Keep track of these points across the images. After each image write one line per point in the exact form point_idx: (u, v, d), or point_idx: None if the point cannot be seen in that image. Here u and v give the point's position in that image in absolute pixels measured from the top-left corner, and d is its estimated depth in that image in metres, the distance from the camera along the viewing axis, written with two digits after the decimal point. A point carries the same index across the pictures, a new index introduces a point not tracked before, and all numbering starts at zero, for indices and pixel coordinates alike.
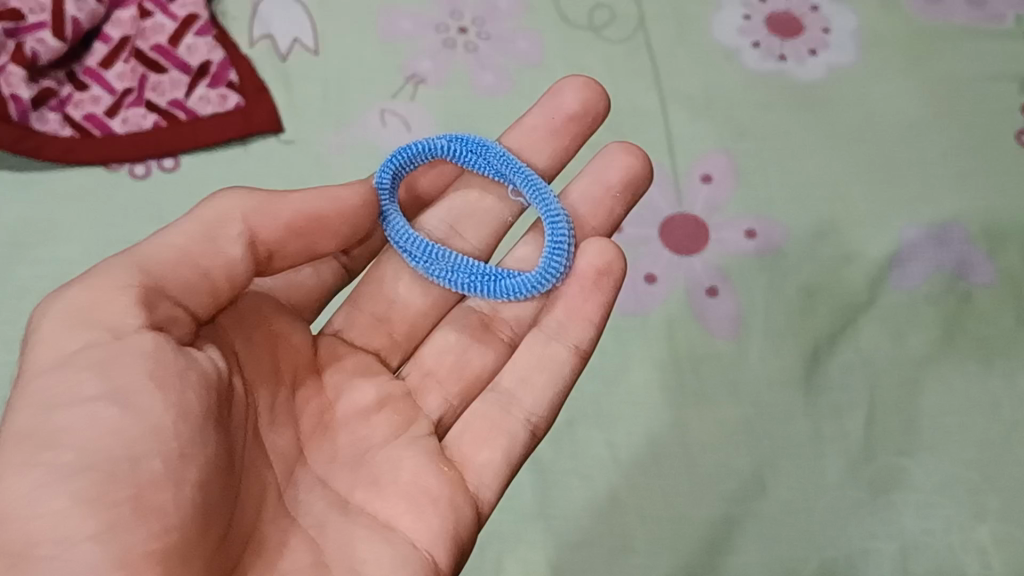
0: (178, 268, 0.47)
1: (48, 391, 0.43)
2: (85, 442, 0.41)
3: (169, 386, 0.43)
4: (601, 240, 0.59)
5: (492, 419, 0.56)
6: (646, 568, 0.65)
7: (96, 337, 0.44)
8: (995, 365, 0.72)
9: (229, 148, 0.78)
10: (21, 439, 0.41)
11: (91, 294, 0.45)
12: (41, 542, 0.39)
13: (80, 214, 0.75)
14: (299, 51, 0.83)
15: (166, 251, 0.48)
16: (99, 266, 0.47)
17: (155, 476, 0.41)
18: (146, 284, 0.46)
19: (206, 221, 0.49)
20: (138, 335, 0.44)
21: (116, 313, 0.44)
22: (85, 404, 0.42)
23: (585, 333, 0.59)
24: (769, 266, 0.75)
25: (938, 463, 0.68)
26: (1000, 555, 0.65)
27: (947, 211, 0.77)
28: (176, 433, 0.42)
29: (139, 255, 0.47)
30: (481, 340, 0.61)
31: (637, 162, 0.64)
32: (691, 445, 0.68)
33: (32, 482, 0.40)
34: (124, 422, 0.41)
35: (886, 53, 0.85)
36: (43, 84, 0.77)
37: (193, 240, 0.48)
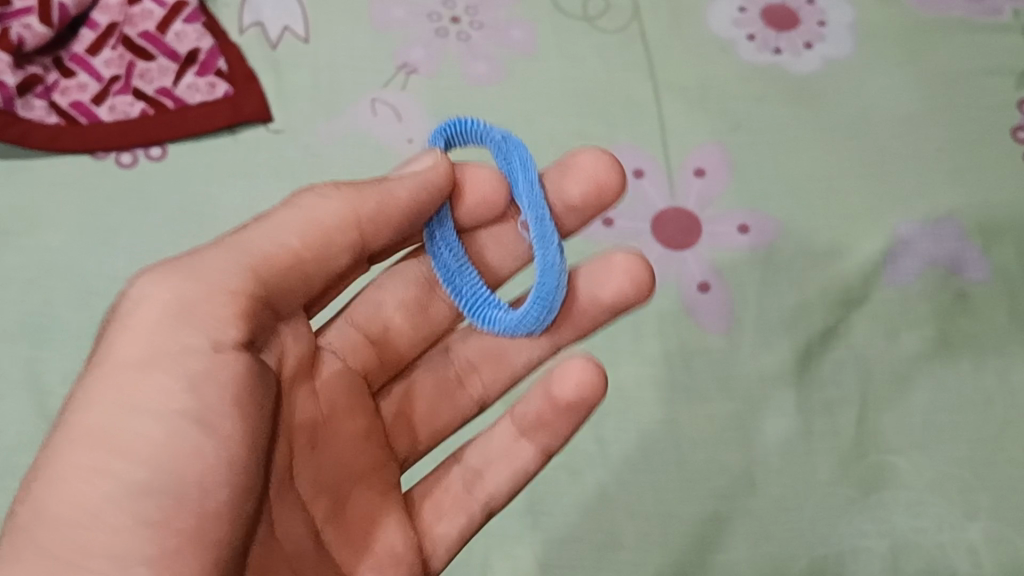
0: (287, 265, 0.50)
1: (135, 390, 0.44)
2: (163, 460, 0.43)
3: (252, 416, 0.46)
4: (582, 365, 0.57)
5: (454, 493, 0.59)
6: (634, 566, 0.64)
7: (196, 345, 0.45)
8: (988, 362, 0.71)
9: (218, 137, 0.77)
10: (98, 437, 0.44)
11: (193, 291, 0.46)
12: (96, 555, 0.42)
13: (67, 202, 0.74)
14: (289, 39, 0.82)
15: (270, 241, 0.49)
16: (201, 257, 0.48)
17: (217, 508, 0.44)
18: (251, 292, 0.48)
19: (315, 213, 0.51)
20: (224, 356, 0.45)
21: (218, 322, 0.46)
22: (172, 418, 0.44)
23: (553, 441, 0.59)
24: (762, 261, 0.74)
25: (929, 462, 0.68)
26: (992, 555, 0.64)
27: (942, 206, 0.76)
28: (242, 464, 0.45)
29: (249, 252, 0.49)
30: (454, 389, 0.62)
31: (630, 292, 0.59)
32: (681, 441, 0.68)
33: (98, 492, 0.43)
34: (207, 448, 0.44)
35: (882, 46, 0.84)
36: (29, 71, 0.75)
37: (307, 236, 0.50)
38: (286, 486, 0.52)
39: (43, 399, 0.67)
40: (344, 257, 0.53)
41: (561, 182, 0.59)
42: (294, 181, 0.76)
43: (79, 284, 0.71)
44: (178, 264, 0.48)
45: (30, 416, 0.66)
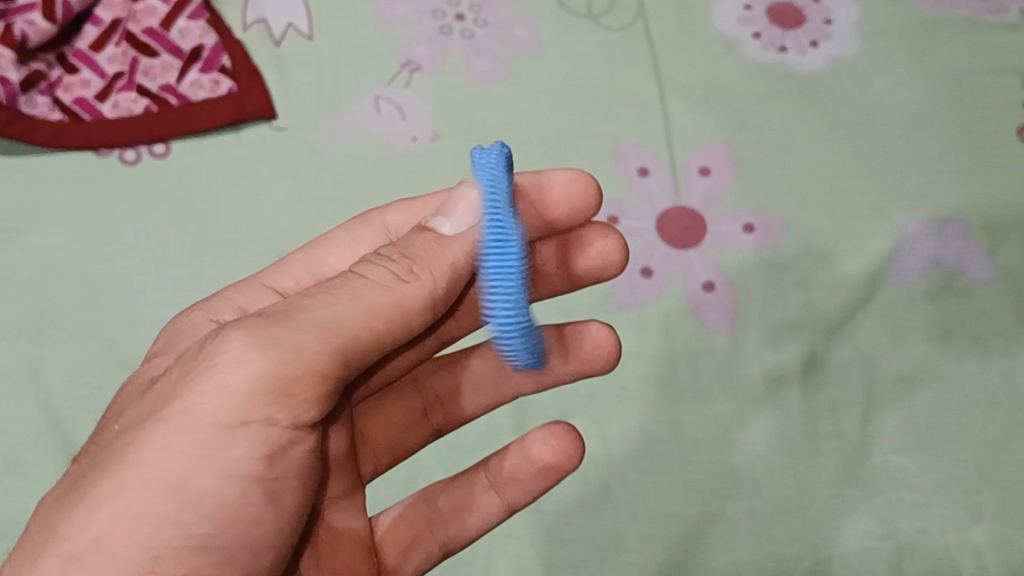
0: (370, 349, 0.44)
1: (214, 452, 0.42)
2: (227, 524, 0.44)
3: (305, 481, 0.46)
4: (560, 430, 0.59)
5: (415, 528, 0.59)
6: (637, 567, 0.64)
7: (281, 423, 0.43)
8: (994, 363, 0.71)
9: (222, 134, 0.77)
10: (169, 490, 0.42)
11: (286, 372, 0.42)
12: None
13: (70, 199, 0.74)
14: (292, 36, 0.82)
15: (358, 322, 0.43)
16: (295, 324, 0.42)
17: (258, 565, 0.46)
18: (338, 376, 0.43)
19: (406, 297, 0.44)
20: (302, 433, 0.44)
21: (304, 408, 0.43)
22: (243, 486, 0.43)
23: (522, 497, 0.59)
24: (767, 260, 0.74)
25: (934, 462, 0.67)
26: (997, 557, 0.64)
27: (947, 207, 0.76)
28: (286, 526, 0.46)
29: (341, 333, 0.43)
30: (421, 420, 0.63)
31: (603, 365, 0.62)
32: (685, 441, 0.68)
33: (164, 546, 0.42)
34: (266, 515, 0.45)
35: (888, 45, 0.84)
36: (32, 67, 0.75)
37: (392, 323, 0.44)
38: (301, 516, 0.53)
39: (45, 397, 0.66)
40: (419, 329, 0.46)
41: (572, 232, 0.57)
42: (297, 179, 0.76)
43: (81, 281, 0.71)
44: (270, 329, 0.42)
45: (32, 414, 0.66)
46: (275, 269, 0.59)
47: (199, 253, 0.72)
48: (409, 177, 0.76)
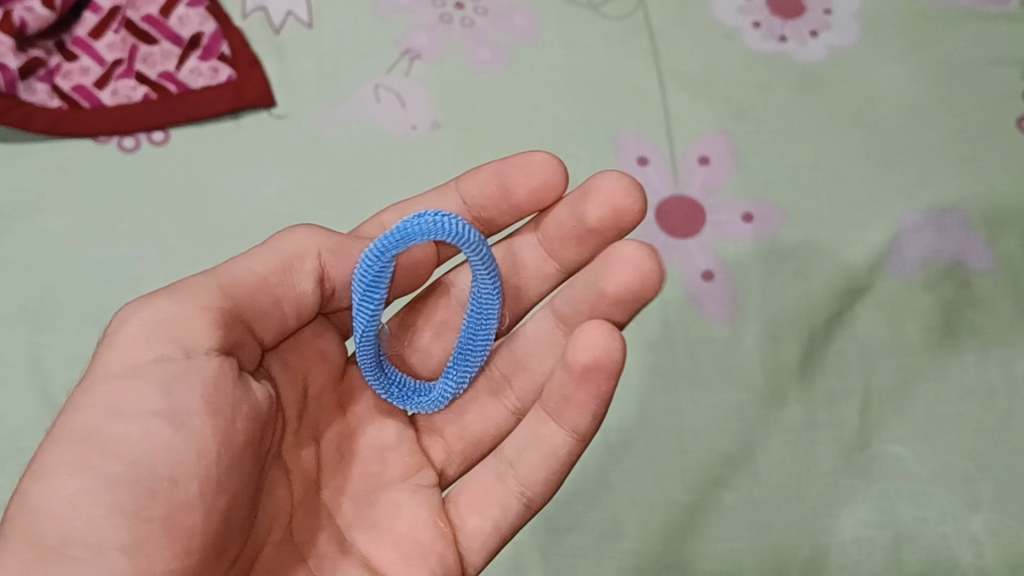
0: (253, 293, 0.51)
1: (117, 397, 0.46)
2: (137, 455, 0.45)
3: (222, 414, 0.47)
4: (603, 326, 0.52)
5: (486, 486, 0.57)
6: (635, 555, 0.64)
7: (169, 353, 0.47)
8: (992, 353, 0.71)
9: (221, 122, 0.77)
10: (78, 437, 0.45)
11: (171, 311, 0.48)
12: (75, 543, 0.43)
13: (68, 186, 0.74)
14: (292, 24, 0.81)
15: (246, 276, 0.51)
16: (183, 283, 0.50)
17: (188, 498, 0.45)
18: (220, 306, 0.49)
19: (279, 248, 0.53)
20: (199, 364, 0.47)
21: (191, 333, 0.48)
22: (146, 418, 0.45)
23: (580, 420, 0.54)
24: (766, 249, 0.74)
25: (932, 451, 0.67)
26: (994, 546, 0.64)
27: (946, 196, 0.76)
28: (216, 461, 0.46)
29: (222, 277, 0.51)
30: (491, 399, 0.60)
31: (640, 274, 0.55)
32: (684, 430, 0.68)
33: (78, 486, 0.43)
34: (177, 443, 0.45)
35: (889, 35, 0.83)
36: (31, 54, 0.75)
37: (274, 268, 0.52)
38: (312, 492, 0.55)
39: (44, 383, 0.66)
40: (311, 301, 0.54)
41: (583, 199, 0.58)
42: (296, 167, 0.76)
43: (81, 268, 0.71)
44: (159, 294, 0.49)
45: (32, 401, 0.66)
46: None
47: (199, 241, 0.72)
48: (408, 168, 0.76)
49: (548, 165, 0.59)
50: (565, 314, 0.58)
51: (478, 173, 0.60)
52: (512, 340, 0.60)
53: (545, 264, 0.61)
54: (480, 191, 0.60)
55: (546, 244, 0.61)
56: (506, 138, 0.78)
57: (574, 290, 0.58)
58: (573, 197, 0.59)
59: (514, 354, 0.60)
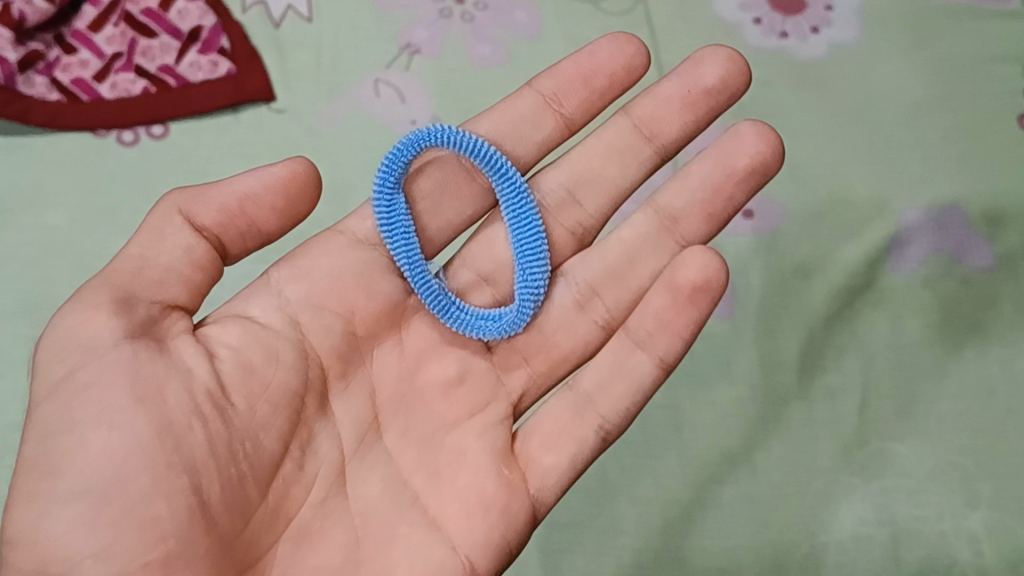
0: (141, 273, 0.48)
1: (49, 418, 0.44)
2: (81, 466, 0.43)
3: (150, 400, 0.45)
4: (706, 250, 0.55)
5: (563, 422, 0.55)
6: (633, 551, 0.64)
7: (78, 359, 0.45)
8: (991, 351, 0.71)
9: (220, 116, 0.77)
10: (28, 467, 0.44)
11: (71, 316, 0.46)
12: (49, 564, 0.42)
13: (68, 180, 0.73)
14: (292, 18, 0.81)
15: (133, 262, 0.48)
16: (81, 287, 0.48)
17: (145, 492, 0.43)
18: (118, 294, 0.46)
19: (150, 221, 0.49)
20: (110, 358, 0.45)
21: (93, 329, 0.45)
22: (76, 429, 0.44)
23: (672, 346, 0.55)
24: (765, 246, 0.74)
25: (931, 449, 0.67)
26: (992, 544, 0.64)
27: (947, 193, 0.76)
28: (160, 449, 0.44)
29: (108, 272, 0.47)
30: (576, 316, 0.59)
31: (768, 148, 0.60)
32: (683, 427, 0.68)
33: (38, 515, 0.43)
34: (113, 444, 0.44)
35: (890, 31, 0.83)
36: (30, 47, 0.75)
37: (143, 241, 0.48)
38: (374, 436, 0.53)
39: None
40: (205, 254, 0.49)
41: (699, 64, 0.63)
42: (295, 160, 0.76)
43: (79, 263, 0.70)
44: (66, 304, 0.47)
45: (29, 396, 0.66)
46: None
47: None
48: None
49: (632, 43, 0.63)
50: (674, 210, 0.60)
51: (559, 67, 0.63)
52: (606, 248, 0.60)
53: (642, 146, 0.63)
54: (565, 81, 0.63)
55: (644, 126, 0.63)
56: None
57: (686, 185, 0.61)
58: (682, 73, 0.64)
59: (608, 266, 0.60)
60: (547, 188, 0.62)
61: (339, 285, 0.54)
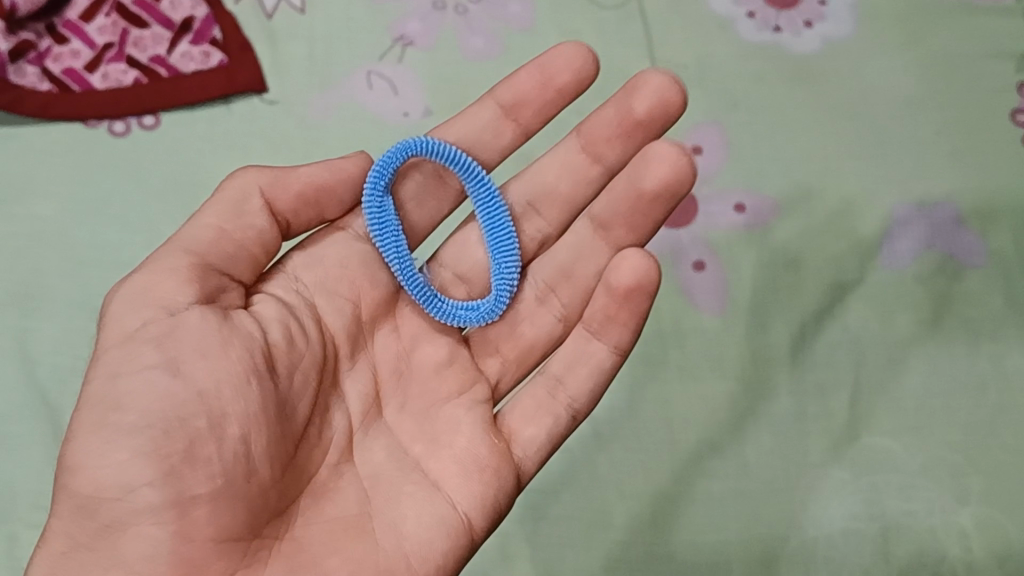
0: (218, 244, 0.50)
1: (116, 361, 0.46)
2: (145, 403, 0.44)
3: (215, 353, 0.46)
4: (640, 252, 0.57)
5: (537, 400, 0.57)
6: (623, 544, 0.64)
7: (151, 315, 0.47)
8: (983, 347, 0.71)
9: (212, 107, 0.77)
10: (93, 403, 0.45)
11: (147, 277, 0.48)
12: (107, 488, 0.43)
13: (59, 170, 0.73)
14: (285, 9, 0.81)
15: (209, 237, 0.50)
16: (153, 254, 0.49)
17: (202, 432, 0.44)
18: (194, 263, 0.48)
19: (231, 197, 0.51)
20: (184, 317, 0.47)
21: (167, 291, 0.47)
22: (143, 372, 0.45)
23: (623, 335, 0.57)
24: (756, 240, 0.74)
25: (922, 444, 0.67)
26: (982, 540, 0.64)
27: (939, 189, 0.76)
28: (219, 396, 0.45)
29: (181, 240, 0.49)
30: (539, 308, 0.60)
31: (674, 171, 0.58)
32: (674, 420, 0.68)
33: (101, 443, 0.44)
34: (176, 387, 0.45)
35: (884, 26, 0.83)
36: (21, 37, 0.74)
37: (226, 216, 0.50)
38: (375, 413, 0.54)
39: (32, 369, 0.66)
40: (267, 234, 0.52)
41: (636, 86, 0.61)
42: (287, 152, 0.75)
43: (70, 254, 0.70)
44: (139, 267, 0.49)
45: (20, 386, 0.66)
46: None
47: None
48: None
49: (584, 58, 0.62)
50: (602, 218, 0.60)
51: (515, 78, 0.62)
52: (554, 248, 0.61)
53: (585, 163, 0.62)
54: (520, 93, 0.62)
55: (589, 145, 0.62)
56: None
57: (613, 193, 0.60)
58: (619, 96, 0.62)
59: (558, 264, 0.60)
60: (511, 197, 0.61)
61: (349, 272, 0.55)
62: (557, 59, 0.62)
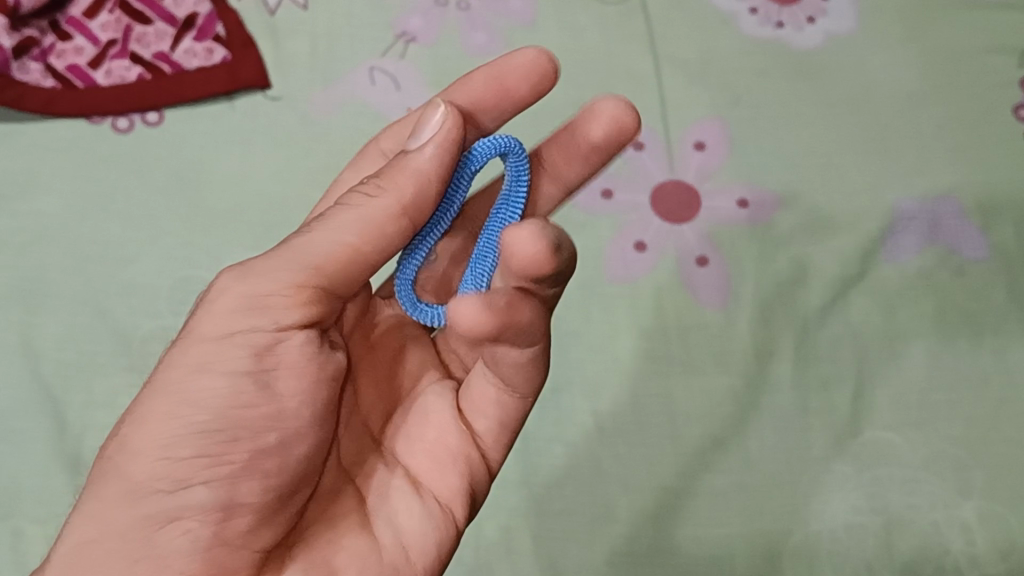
0: (344, 263, 0.47)
1: (205, 356, 0.46)
2: (224, 410, 0.45)
3: (305, 373, 0.47)
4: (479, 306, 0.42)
5: None
6: (626, 539, 0.64)
7: (259, 325, 0.46)
8: (986, 341, 0.71)
9: (215, 103, 0.77)
10: (170, 390, 0.46)
11: (259, 281, 0.46)
12: (163, 479, 0.45)
13: (62, 166, 0.73)
14: (287, 5, 0.81)
15: (332, 247, 0.47)
16: (271, 253, 0.47)
17: (268, 448, 0.46)
18: (313, 282, 0.46)
19: (370, 211, 0.47)
20: (290, 333, 0.47)
21: (280, 305, 0.46)
22: (231, 378, 0.46)
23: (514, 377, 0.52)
24: (759, 235, 0.74)
25: (925, 438, 0.67)
26: (985, 533, 0.64)
27: (941, 184, 0.76)
28: (295, 416, 0.47)
29: (302, 249, 0.47)
30: None
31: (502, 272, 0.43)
32: (677, 415, 0.68)
33: (169, 434, 0.45)
34: (258, 401, 0.46)
35: (885, 21, 0.83)
36: (25, 33, 0.75)
37: (368, 236, 0.47)
38: (357, 420, 0.55)
39: (36, 364, 0.66)
40: (396, 244, 0.49)
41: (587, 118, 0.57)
42: (290, 150, 0.76)
43: (74, 250, 0.70)
44: (254, 262, 0.47)
45: (24, 381, 0.66)
46: (360, 162, 0.60)
47: (192, 225, 0.72)
48: None
49: (540, 68, 0.57)
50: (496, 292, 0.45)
51: (469, 79, 0.56)
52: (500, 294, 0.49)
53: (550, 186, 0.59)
54: (474, 94, 0.56)
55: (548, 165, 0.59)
56: None
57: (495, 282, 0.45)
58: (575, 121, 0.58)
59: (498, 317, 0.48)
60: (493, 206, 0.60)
61: None
62: (513, 58, 0.57)
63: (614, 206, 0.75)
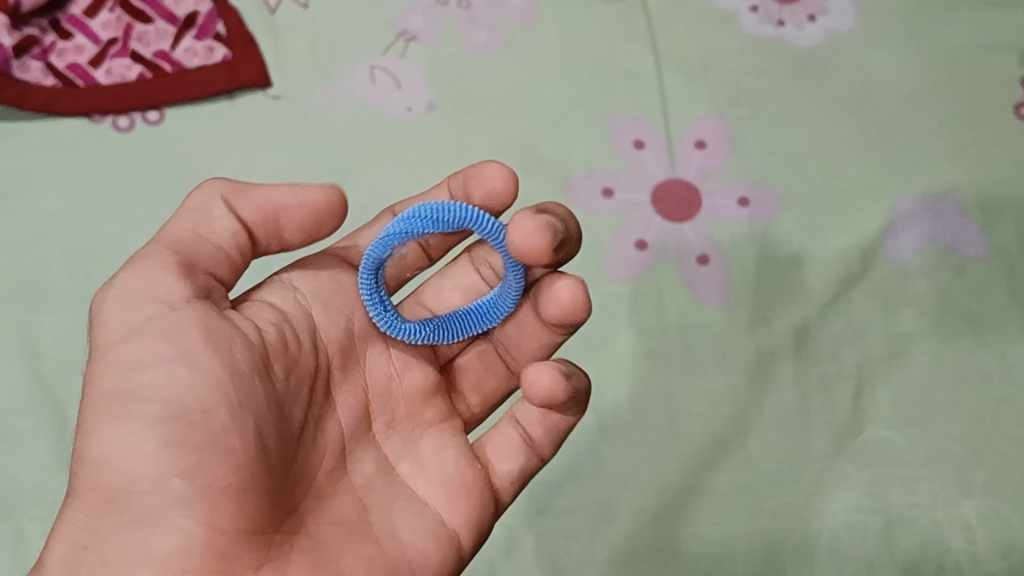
0: (198, 245, 0.50)
1: (125, 357, 0.46)
2: (167, 395, 0.45)
3: (216, 344, 0.47)
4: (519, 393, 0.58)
5: (509, 435, 0.56)
6: (626, 537, 0.64)
7: (155, 310, 0.47)
8: (987, 339, 0.71)
9: (216, 102, 0.77)
10: (105, 399, 0.45)
11: (141, 275, 0.48)
12: (138, 480, 0.44)
13: (62, 165, 0.73)
14: (288, 4, 0.81)
15: (189, 236, 0.50)
16: (140, 254, 0.49)
17: (223, 423, 0.45)
18: (182, 259, 0.49)
19: (202, 202, 0.51)
20: (186, 310, 0.47)
21: (167, 286, 0.47)
22: (155, 367, 0.45)
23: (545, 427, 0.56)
24: (760, 234, 0.74)
25: (926, 437, 0.67)
26: (986, 532, 0.64)
27: (941, 182, 0.76)
28: (233, 388, 0.46)
29: (169, 240, 0.50)
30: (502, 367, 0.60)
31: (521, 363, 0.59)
32: (678, 414, 0.68)
33: (125, 433, 0.44)
34: (191, 379, 0.45)
35: (886, 19, 0.83)
36: (25, 32, 0.75)
37: (194, 223, 0.50)
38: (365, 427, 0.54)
39: (37, 363, 0.66)
40: (240, 239, 0.52)
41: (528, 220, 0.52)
42: (291, 148, 0.76)
43: (76, 250, 0.70)
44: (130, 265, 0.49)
45: (24, 380, 0.66)
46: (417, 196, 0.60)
47: None
48: (404, 151, 0.76)
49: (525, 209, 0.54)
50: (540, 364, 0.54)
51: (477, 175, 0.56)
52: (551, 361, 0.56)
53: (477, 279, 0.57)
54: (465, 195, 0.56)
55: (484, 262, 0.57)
56: (500, 120, 0.78)
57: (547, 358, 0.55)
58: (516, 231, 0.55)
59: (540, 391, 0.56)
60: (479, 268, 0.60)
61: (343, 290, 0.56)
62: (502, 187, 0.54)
63: (615, 205, 0.75)
